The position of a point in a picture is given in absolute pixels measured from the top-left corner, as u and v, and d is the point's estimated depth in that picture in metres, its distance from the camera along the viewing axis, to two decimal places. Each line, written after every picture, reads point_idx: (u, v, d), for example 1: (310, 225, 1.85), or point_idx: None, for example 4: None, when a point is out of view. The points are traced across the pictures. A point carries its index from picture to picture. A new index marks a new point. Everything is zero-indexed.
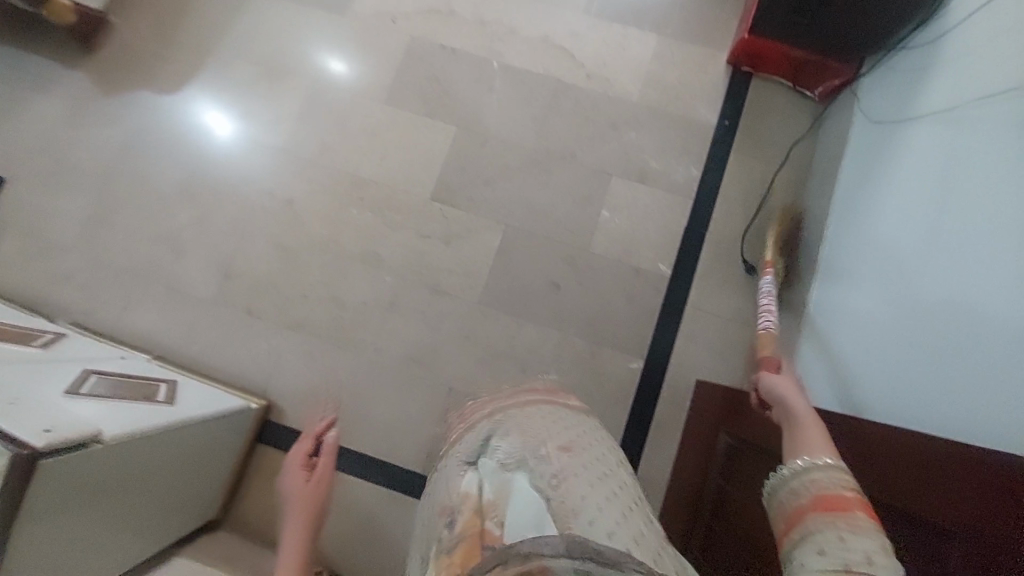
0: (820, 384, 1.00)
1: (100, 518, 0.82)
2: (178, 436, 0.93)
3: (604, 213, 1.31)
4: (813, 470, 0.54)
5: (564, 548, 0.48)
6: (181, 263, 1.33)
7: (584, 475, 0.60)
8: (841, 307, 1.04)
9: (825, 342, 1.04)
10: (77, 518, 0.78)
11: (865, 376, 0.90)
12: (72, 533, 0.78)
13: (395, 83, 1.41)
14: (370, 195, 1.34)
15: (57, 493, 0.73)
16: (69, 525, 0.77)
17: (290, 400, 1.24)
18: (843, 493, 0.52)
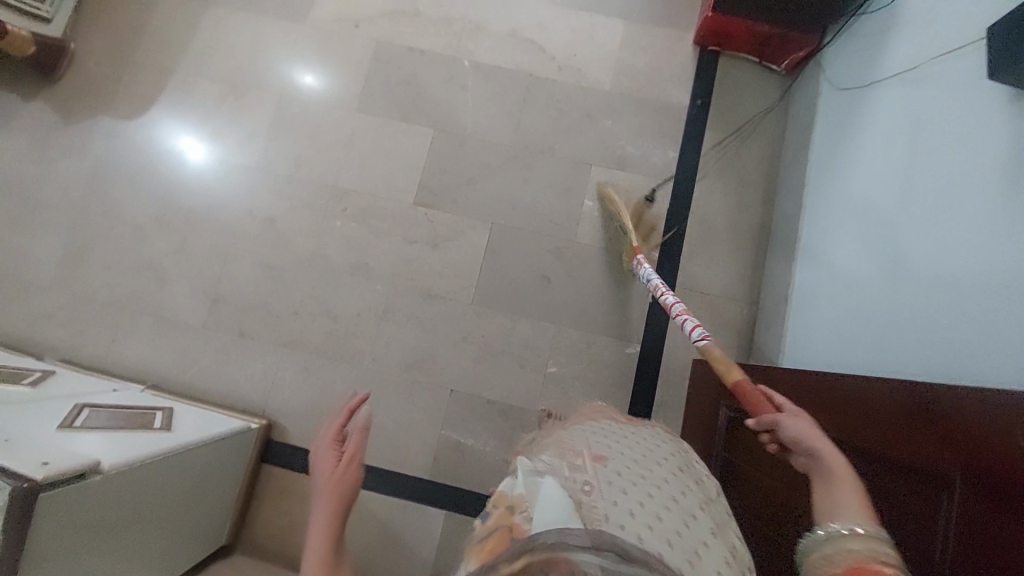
0: (814, 346, 1.03)
1: (104, 553, 0.81)
2: (177, 462, 0.92)
3: (587, 202, 1.32)
4: (852, 536, 0.51)
5: (590, 543, 0.44)
6: (166, 290, 1.31)
7: (616, 480, 0.64)
8: (826, 269, 1.06)
9: (813, 304, 1.06)
10: (81, 554, 0.77)
11: (856, 333, 0.92)
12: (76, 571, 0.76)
13: (368, 89, 1.41)
14: (353, 205, 1.34)
15: (57, 531, 0.72)
16: (72, 562, 0.75)
17: (291, 417, 1.23)
18: (880, 566, 0.48)
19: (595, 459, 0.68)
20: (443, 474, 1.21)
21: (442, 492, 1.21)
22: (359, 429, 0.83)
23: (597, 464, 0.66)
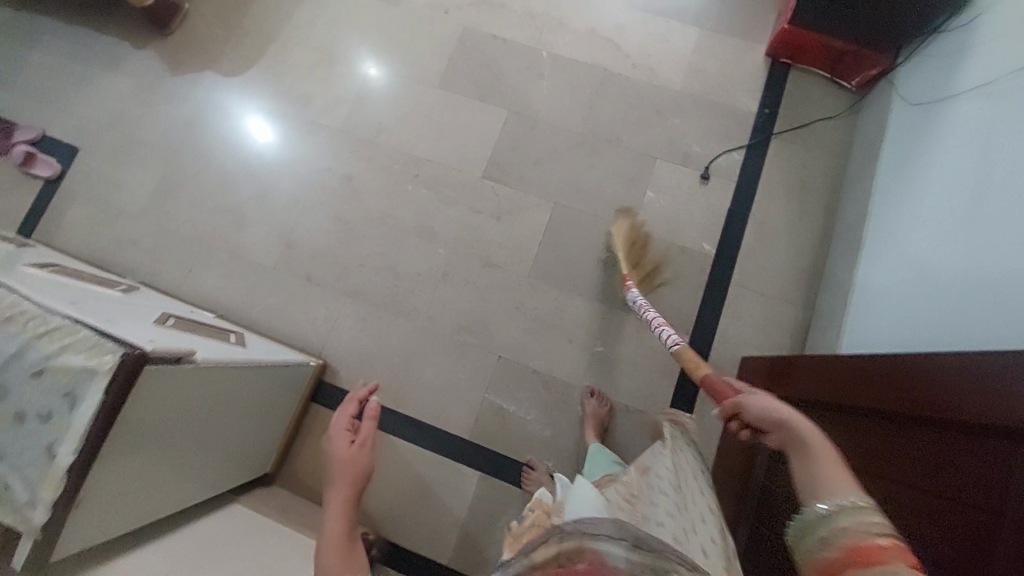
0: (872, 333, 1.04)
1: (170, 451, 0.85)
2: (247, 375, 0.99)
3: (649, 193, 1.36)
4: (838, 512, 0.51)
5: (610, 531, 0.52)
6: (243, 232, 1.39)
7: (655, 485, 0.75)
8: (888, 263, 1.08)
9: (873, 297, 1.08)
10: (151, 447, 0.81)
11: (915, 319, 0.93)
12: (145, 459, 0.80)
13: (450, 69, 1.49)
14: (425, 173, 1.41)
15: (144, 419, 0.76)
16: (143, 452, 0.79)
17: (345, 363, 1.29)
18: (878, 540, 0.47)
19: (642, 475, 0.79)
20: (483, 437, 1.24)
21: (479, 454, 1.23)
22: (368, 417, 1.05)
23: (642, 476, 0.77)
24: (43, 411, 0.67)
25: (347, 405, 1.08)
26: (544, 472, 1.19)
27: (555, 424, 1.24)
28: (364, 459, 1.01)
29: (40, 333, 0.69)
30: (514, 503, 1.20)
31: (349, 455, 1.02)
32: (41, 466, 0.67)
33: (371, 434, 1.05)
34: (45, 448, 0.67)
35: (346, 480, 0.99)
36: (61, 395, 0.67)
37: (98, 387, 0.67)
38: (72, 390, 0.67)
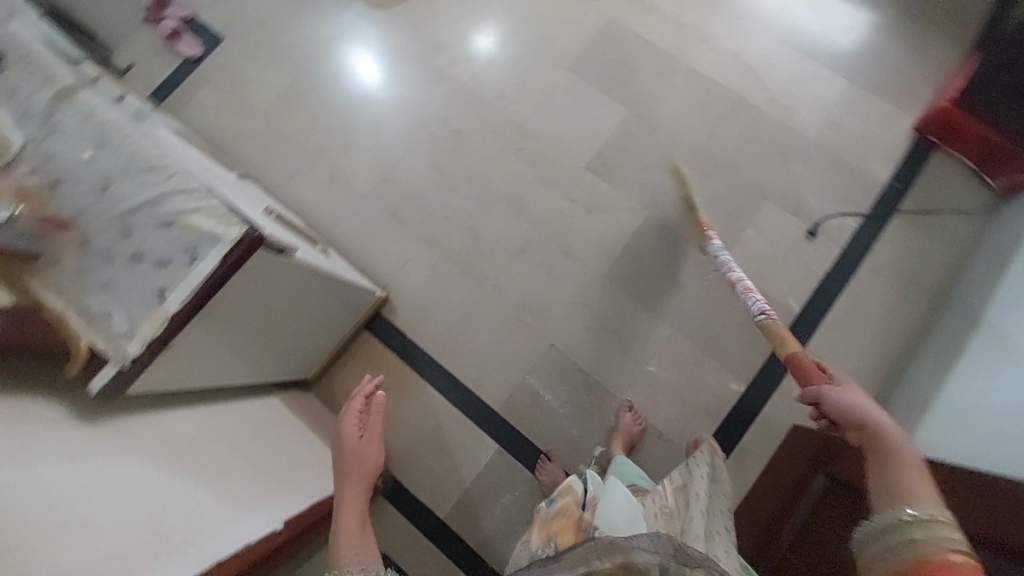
0: (949, 439, 0.94)
1: (243, 330, 0.89)
2: (323, 284, 1.03)
3: (748, 232, 1.31)
4: (919, 527, 0.53)
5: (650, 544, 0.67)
6: (348, 154, 1.45)
7: (691, 503, 0.87)
8: (992, 373, 0.97)
9: (962, 404, 0.98)
10: (232, 322, 0.84)
11: (1006, 439, 0.83)
12: (224, 332, 0.84)
13: (584, 55, 1.48)
14: (531, 147, 1.42)
15: (238, 294, 0.79)
16: (224, 325, 0.83)
17: (405, 304, 1.33)
18: (950, 558, 0.51)
19: (677, 487, 0.91)
20: (513, 415, 1.25)
21: (505, 429, 1.24)
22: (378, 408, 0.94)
23: (679, 491, 0.90)
24: (163, 258, 0.70)
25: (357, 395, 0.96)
26: (560, 466, 1.19)
27: (584, 425, 1.23)
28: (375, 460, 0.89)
29: (177, 188, 0.72)
30: (524, 485, 1.21)
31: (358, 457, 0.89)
32: (148, 306, 0.70)
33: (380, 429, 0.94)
34: (154, 291, 0.70)
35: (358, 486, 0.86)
36: (184, 248, 0.70)
37: (220, 251, 0.70)
38: (195, 247, 0.70)
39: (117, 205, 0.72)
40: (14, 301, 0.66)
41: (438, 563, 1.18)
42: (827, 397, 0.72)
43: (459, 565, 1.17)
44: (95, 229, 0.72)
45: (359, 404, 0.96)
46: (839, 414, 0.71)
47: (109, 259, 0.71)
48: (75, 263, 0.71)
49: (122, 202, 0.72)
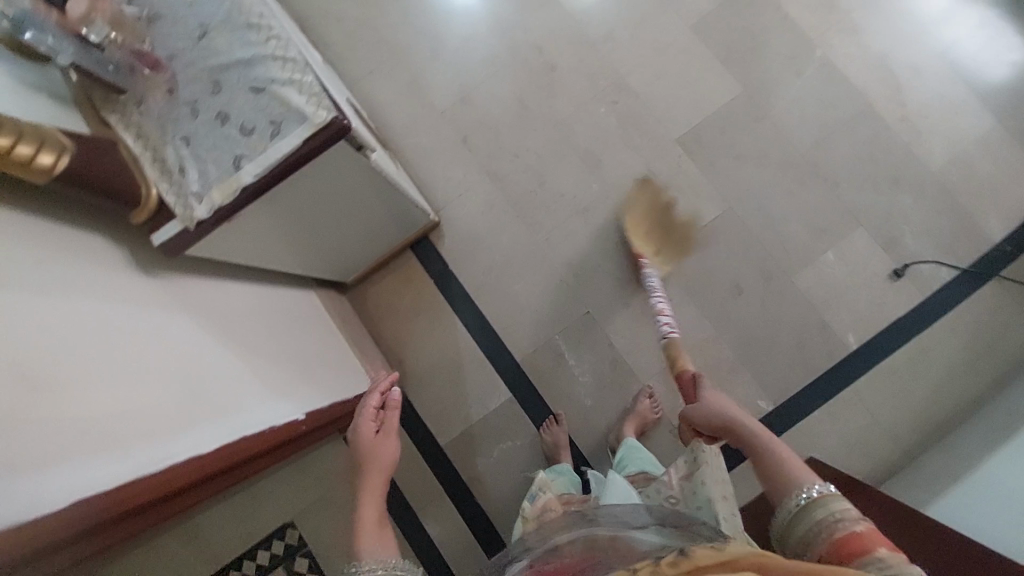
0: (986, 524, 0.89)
1: (303, 218, 0.88)
2: (387, 193, 1.00)
3: (828, 254, 1.22)
4: (818, 507, 0.61)
5: (639, 525, 0.60)
6: (433, 63, 1.36)
7: (698, 491, 0.79)
8: None
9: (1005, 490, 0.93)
10: (295, 206, 0.82)
11: None
12: (286, 214, 0.83)
13: (712, 15, 1.32)
14: (623, 103, 1.30)
15: (310, 179, 0.76)
16: (288, 207, 0.81)
17: (455, 234, 1.30)
18: (851, 531, 0.58)
19: (683, 476, 0.83)
20: (533, 370, 1.25)
21: (521, 381, 1.25)
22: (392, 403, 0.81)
23: (683, 479, 0.82)
24: (247, 125, 0.67)
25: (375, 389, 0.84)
26: (566, 431, 1.20)
27: (600, 399, 1.23)
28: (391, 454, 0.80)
29: (275, 56, 0.68)
30: (525, 437, 1.23)
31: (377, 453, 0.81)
32: (223, 170, 0.67)
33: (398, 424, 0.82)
34: (232, 157, 0.67)
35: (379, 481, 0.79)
36: (270, 119, 0.67)
37: (305, 131, 0.67)
38: (282, 121, 0.67)
39: (213, 58, 0.69)
40: (88, 133, 0.64)
41: (427, 485, 1.22)
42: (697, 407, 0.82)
43: (447, 492, 1.22)
44: (187, 77, 0.69)
45: (377, 399, 0.85)
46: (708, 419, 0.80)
47: (194, 113, 0.68)
48: (160, 107, 0.69)
49: (218, 56, 0.69)
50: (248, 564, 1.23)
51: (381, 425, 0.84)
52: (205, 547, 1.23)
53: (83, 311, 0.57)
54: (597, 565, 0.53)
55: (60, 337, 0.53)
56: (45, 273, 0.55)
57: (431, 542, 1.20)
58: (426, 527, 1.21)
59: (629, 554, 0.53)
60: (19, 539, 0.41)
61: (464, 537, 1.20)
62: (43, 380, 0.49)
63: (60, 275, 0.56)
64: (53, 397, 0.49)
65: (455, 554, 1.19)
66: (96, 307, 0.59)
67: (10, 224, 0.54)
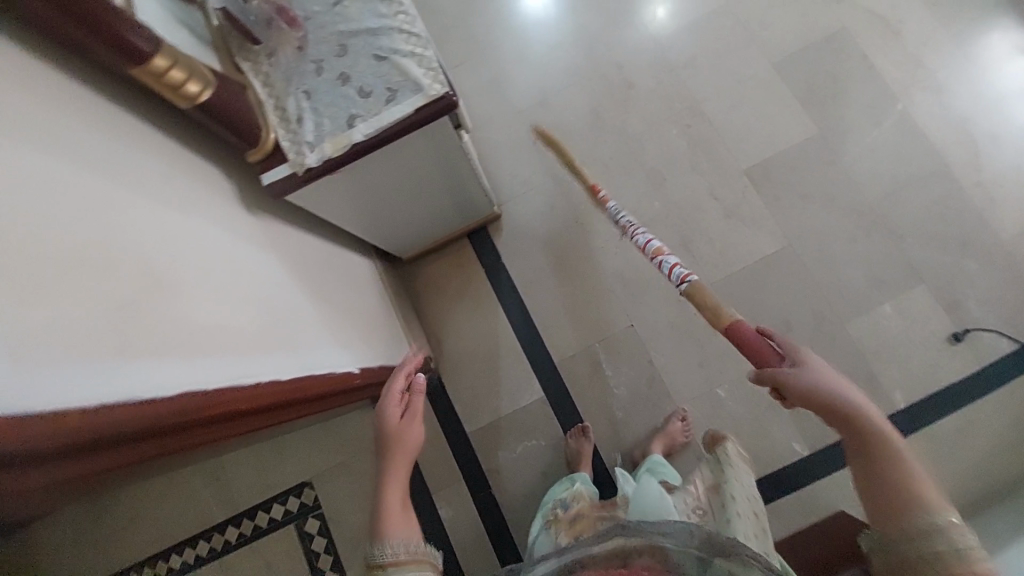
0: None
1: (388, 183, 0.92)
2: (464, 174, 1.04)
3: (885, 306, 1.20)
4: (936, 536, 0.52)
5: (673, 543, 0.62)
6: (518, 64, 1.41)
7: (726, 503, 0.86)
8: None
9: None
10: (385, 169, 0.87)
11: None
12: (375, 175, 0.87)
13: (797, 56, 1.34)
14: (696, 127, 1.33)
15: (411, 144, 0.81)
16: (379, 168, 0.85)
17: (513, 229, 1.33)
18: None
19: (709, 489, 0.91)
20: (568, 373, 1.26)
21: (554, 382, 1.26)
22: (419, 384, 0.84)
23: (710, 491, 0.90)
24: (365, 88, 0.72)
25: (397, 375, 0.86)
26: (591, 442, 1.19)
27: (631, 413, 1.23)
28: (416, 436, 0.81)
29: (402, 29, 0.73)
30: (550, 438, 1.23)
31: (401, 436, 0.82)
32: (337, 127, 0.72)
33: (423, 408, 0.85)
34: (346, 115, 0.72)
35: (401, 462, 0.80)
36: (387, 86, 0.72)
37: (418, 101, 0.71)
38: (398, 89, 0.71)
39: (345, 25, 0.74)
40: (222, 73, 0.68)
41: (445, 470, 1.23)
42: (793, 380, 0.63)
43: (465, 480, 1.23)
44: (318, 39, 0.75)
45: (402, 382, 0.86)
46: (809, 399, 0.62)
47: (318, 71, 0.74)
48: (290, 62, 0.74)
49: (349, 23, 0.74)
50: (262, 515, 1.26)
51: (407, 408, 0.84)
52: (225, 490, 1.28)
53: (192, 227, 0.60)
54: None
55: (172, 246, 0.55)
56: (166, 184, 0.58)
57: (441, 526, 1.20)
58: (438, 510, 1.21)
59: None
60: (143, 413, 0.42)
61: (473, 527, 1.20)
62: (156, 283, 0.51)
63: (173, 190, 0.59)
64: (163, 300, 0.51)
65: (462, 542, 1.19)
66: (201, 224, 0.62)
67: (136, 138, 0.57)
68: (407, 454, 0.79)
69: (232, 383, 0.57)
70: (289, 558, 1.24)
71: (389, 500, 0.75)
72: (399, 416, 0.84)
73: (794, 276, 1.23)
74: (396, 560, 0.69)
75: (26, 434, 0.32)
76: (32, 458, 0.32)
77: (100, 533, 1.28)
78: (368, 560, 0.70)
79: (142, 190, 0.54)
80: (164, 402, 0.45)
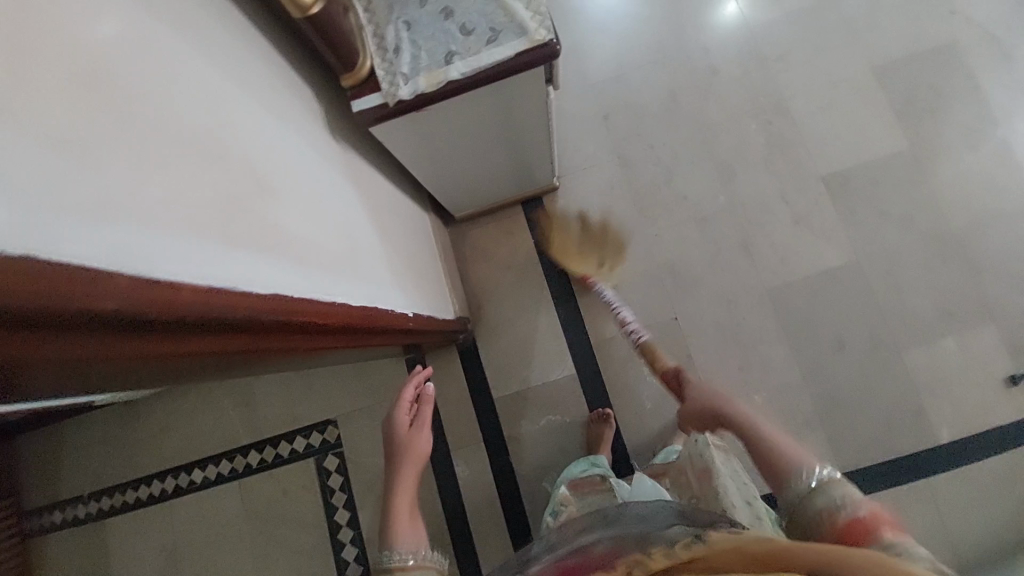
0: None
1: (464, 135, 0.91)
2: (538, 136, 1.02)
3: (946, 339, 1.15)
4: (818, 495, 0.62)
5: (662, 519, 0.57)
6: (600, 33, 1.35)
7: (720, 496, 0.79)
8: None
9: None
10: (468, 119, 0.85)
11: None
12: (455, 125, 0.86)
13: (897, 65, 1.27)
14: (776, 125, 1.27)
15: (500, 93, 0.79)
16: (461, 117, 0.83)
17: (569, 203, 1.31)
18: (855, 516, 0.57)
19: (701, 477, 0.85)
20: (604, 356, 1.24)
21: (588, 363, 1.25)
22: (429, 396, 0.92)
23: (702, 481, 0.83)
24: (467, 25, 0.71)
25: (409, 384, 0.95)
26: (611, 430, 1.18)
27: (661, 405, 1.21)
28: (424, 442, 0.89)
29: None
30: (575, 417, 1.23)
31: (409, 443, 0.89)
32: (434, 62, 0.71)
33: (430, 415, 0.93)
34: (444, 52, 0.71)
35: (411, 469, 0.87)
36: (490, 26, 0.70)
37: (520, 45, 0.69)
38: (500, 30, 0.70)
39: None
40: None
41: (467, 431, 1.24)
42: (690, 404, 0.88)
43: (485, 444, 1.23)
44: None
45: (412, 393, 0.94)
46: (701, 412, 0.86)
47: (421, 1, 0.72)
48: None
49: None
50: (284, 445, 1.30)
51: (415, 417, 0.93)
52: (251, 415, 1.32)
53: (284, 138, 0.59)
54: (612, 550, 0.50)
55: (268, 154, 0.54)
56: (267, 90, 0.58)
57: (456, 484, 1.22)
58: (455, 469, 1.23)
59: (647, 543, 0.49)
60: (231, 302, 0.41)
61: (487, 490, 1.21)
62: (256, 186, 0.51)
63: (273, 100, 0.59)
64: (261, 204, 0.51)
65: (474, 503, 1.21)
66: (292, 138, 0.61)
67: (244, 39, 0.56)
68: (414, 462, 0.86)
69: (315, 297, 0.58)
70: (305, 489, 1.28)
71: (399, 509, 0.82)
72: (408, 425, 0.92)
73: (855, 294, 1.18)
74: (404, 565, 0.73)
75: (134, 297, 0.31)
76: (132, 322, 0.32)
77: (130, 437, 1.34)
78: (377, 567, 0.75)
79: (245, 91, 0.53)
80: (265, 301, 0.46)
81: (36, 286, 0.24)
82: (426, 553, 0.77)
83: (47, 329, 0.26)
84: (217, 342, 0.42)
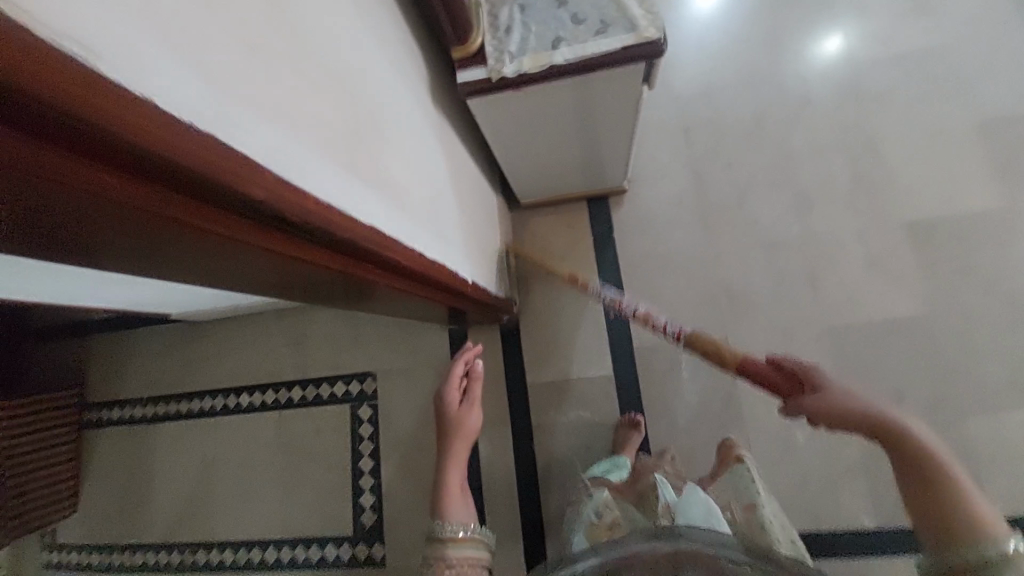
0: None
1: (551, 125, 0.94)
2: (620, 137, 1.04)
3: (1016, 414, 1.07)
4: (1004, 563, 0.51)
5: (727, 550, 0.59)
6: (694, 47, 1.35)
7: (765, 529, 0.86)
8: None
9: None
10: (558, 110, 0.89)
11: None
12: (546, 113, 0.89)
13: (1008, 121, 1.19)
14: (864, 163, 1.23)
15: (596, 87, 0.82)
16: (553, 106, 0.87)
17: (634, 209, 1.31)
18: None
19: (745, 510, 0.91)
20: (643, 364, 1.25)
21: (626, 368, 1.25)
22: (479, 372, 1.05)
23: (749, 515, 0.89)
24: (579, 16, 0.75)
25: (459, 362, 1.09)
26: (638, 438, 1.17)
27: (692, 423, 1.20)
28: (472, 421, 1.04)
29: None
30: (604, 418, 1.24)
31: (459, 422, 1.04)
32: (541, 46, 0.75)
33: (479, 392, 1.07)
34: (552, 37, 0.75)
35: (459, 446, 1.03)
36: (600, 20, 0.74)
37: (627, 40, 0.72)
38: (610, 24, 0.73)
39: None
40: None
41: (495, 411, 1.27)
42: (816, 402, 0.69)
43: (511, 426, 1.26)
44: None
45: (461, 370, 1.08)
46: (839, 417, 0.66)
47: None
48: None
49: None
50: (325, 387, 1.38)
51: (465, 394, 1.07)
52: (300, 355, 1.41)
53: (396, 95, 0.64)
54: None
55: (382, 104, 0.59)
56: (388, 48, 0.63)
57: (477, 460, 1.25)
58: (478, 444, 1.26)
59: None
60: (339, 222, 0.45)
61: (505, 470, 1.24)
62: (371, 129, 0.55)
63: (392, 58, 0.65)
64: (373, 146, 0.56)
65: (491, 482, 1.24)
66: (403, 96, 0.67)
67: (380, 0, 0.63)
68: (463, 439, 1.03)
69: (399, 239, 0.62)
70: (338, 432, 1.36)
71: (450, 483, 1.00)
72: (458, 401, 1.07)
73: (921, 349, 1.12)
74: (456, 537, 0.91)
75: (274, 192, 0.35)
76: (268, 213, 0.35)
77: (192, 355, 1.47)
78: (430, 533, 0.92)
79: (373, 44, 0.59)
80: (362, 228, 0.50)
81: (213, 159, 0.28)
82: (472, 527, 0.94)
83: (207, 198, 0.30)
84: (313, 252, 0.47)
